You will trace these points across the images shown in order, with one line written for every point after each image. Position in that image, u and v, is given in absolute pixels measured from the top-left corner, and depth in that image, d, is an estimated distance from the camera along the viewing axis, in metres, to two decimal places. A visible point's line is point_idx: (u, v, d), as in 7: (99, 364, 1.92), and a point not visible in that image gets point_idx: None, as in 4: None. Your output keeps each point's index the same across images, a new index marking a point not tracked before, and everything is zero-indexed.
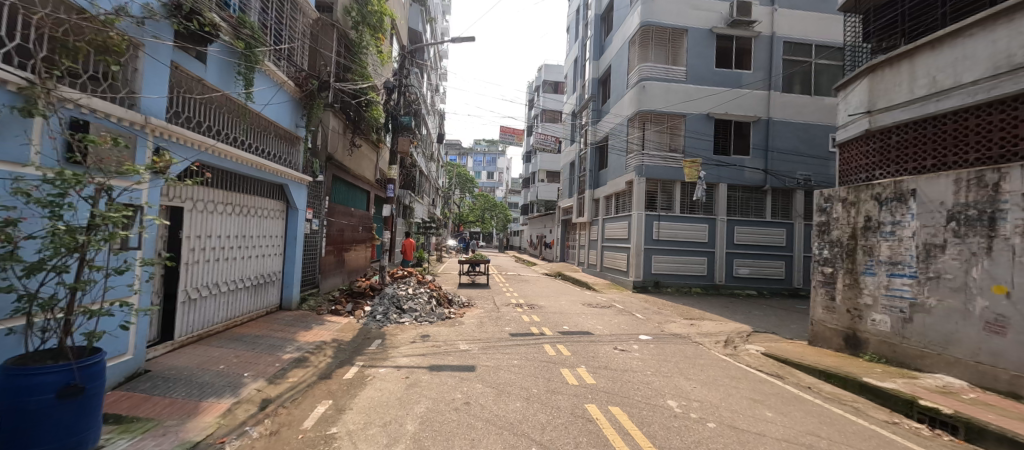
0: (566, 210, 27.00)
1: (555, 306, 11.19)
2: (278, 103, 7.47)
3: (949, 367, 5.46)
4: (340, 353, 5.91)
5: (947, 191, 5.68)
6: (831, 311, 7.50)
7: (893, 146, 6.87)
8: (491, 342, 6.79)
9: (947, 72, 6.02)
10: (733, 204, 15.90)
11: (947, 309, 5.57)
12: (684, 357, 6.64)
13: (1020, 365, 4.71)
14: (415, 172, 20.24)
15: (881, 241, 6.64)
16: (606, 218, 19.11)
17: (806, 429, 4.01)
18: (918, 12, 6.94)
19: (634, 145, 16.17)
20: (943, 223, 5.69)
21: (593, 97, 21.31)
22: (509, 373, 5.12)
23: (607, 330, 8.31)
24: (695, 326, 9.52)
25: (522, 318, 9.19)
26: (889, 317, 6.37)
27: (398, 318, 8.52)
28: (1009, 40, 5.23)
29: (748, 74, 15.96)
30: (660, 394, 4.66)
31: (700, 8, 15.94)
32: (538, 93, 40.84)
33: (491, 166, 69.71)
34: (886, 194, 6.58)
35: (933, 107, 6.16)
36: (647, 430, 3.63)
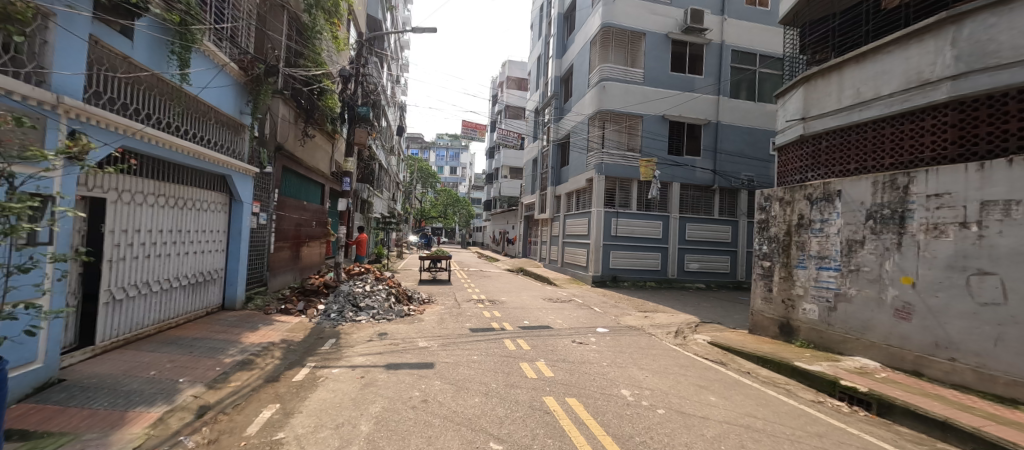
0: (528, 206, 27.18)
1: (517, 301, 11.28)
2: (218, 87, 6.90)
3: (866, 350, 6.09)
4: (290, 354, 5.62)
5: (867, 192, 6.29)
6: (768, 302, 8.10)
7: (823, 151, 7.50)
8: (451, 339, 6.73)
9: (869, 84, 6.65)
10: (685, 202, 16.74)
11: (865, 298, 6.18)
12: (639, 348, 6.92)
13: (922, 346, 5.34)
14: (374, 165, 19.58)
15: (812, 237, 7.24)
16: (566, 215, 19.49)
17: (745, 411, 4.31)
18: (845, 28, 7.64)
19: (594, 143, 16.60)
20: (863, 221, 6.29)
21: (555, 95, 21.53)
22: (468, 369, 5.10)
23: (566, 324, 8.50)
24: (649, 318, 9.96)
25: (483, 313, 9.17)
26: (817, 306, 6.99)
27: (354, 316, 8.23)
28: (921, 59, 5.87)
29: (699, 79, 16.81)
30: (615, 384, 4.83)
31: (657, 13, 16.55)
32: (501, 89, 40.71)
33: (453, 161, 68.58)
34: (816, 194, 7.18)
35: (857, 115, 6.78)
36: (601, 419, 3.75)
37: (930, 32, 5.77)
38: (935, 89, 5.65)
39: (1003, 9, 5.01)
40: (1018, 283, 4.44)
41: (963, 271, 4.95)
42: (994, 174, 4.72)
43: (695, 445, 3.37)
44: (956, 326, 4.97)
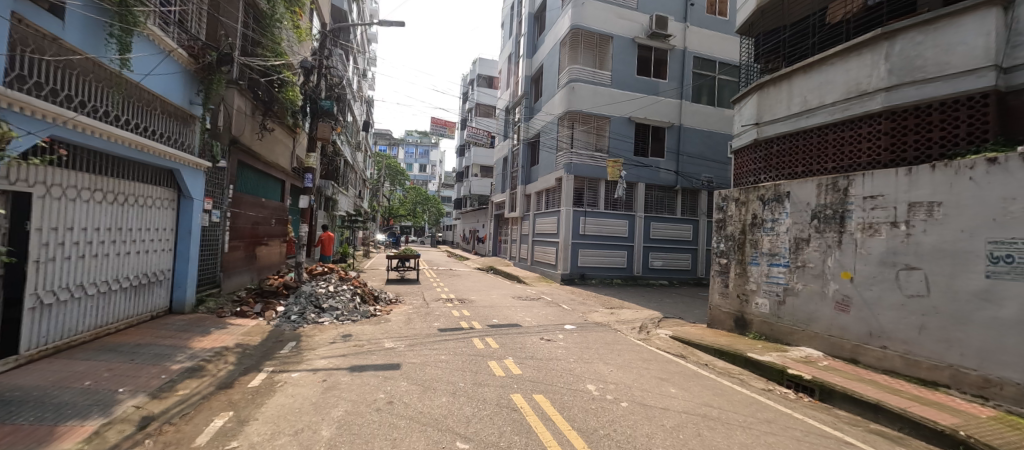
0: (498, 205, 27.15)
1: (486, 299, 11.26)
2: (164, 74, 6.44)
3: (811, 340, 6.54)
4: (245, 359, 5.34)
5: (812, 193, 6.73)
6: (724, 297, 8.51)
7: (775, 155, 7.96)
8: (418, 339, 6.62)
9: (815, 93, 7.12)
10: (649, 202, 17.28)
11: (810, 292, 6.63)
12: (604, 344, 7.10)
13: (859, 336, 5.81)
14: (339, 161, 18.92)
15: (764, 235, 7.67)
16: (536, 214, 19.64)
17: (702, 401, 4.52)
18: (794, 40, 8.18)
19: (563, 143, 16.83)
20: (808, 221, 6.74)
21: (525, 94, 21.60)
22: (436, 369, 5.05)
23: (535, 322, 8.58)
24: (615, 314, 10.23)
25: (452, 312, 9.10)
26: (768, 300, 7.41)
27: (317, 318, 7.94)
28: (859, 71, 6.37)
29: (663, 84, 17.40)
30: (581, 380, 4.94)
31: (624, 18, 16.98)
32: (472, 87, 40.40)
33: (423, 158, 67.36)
34: (768, 195, 7.61)
35: (804, 122, 7.25)
36: (567, 414, 3.82)
37: (867, 46, 6.28)
38: (872, 99, 6.15)
39: (929, 28, 5.54)
40: (939, 277, 4.91)
41: (893, 266, 5.42)
42: (920, 178, 5.19)
43: (656, 436, 3.49)
44: (888, 317, 5.44)
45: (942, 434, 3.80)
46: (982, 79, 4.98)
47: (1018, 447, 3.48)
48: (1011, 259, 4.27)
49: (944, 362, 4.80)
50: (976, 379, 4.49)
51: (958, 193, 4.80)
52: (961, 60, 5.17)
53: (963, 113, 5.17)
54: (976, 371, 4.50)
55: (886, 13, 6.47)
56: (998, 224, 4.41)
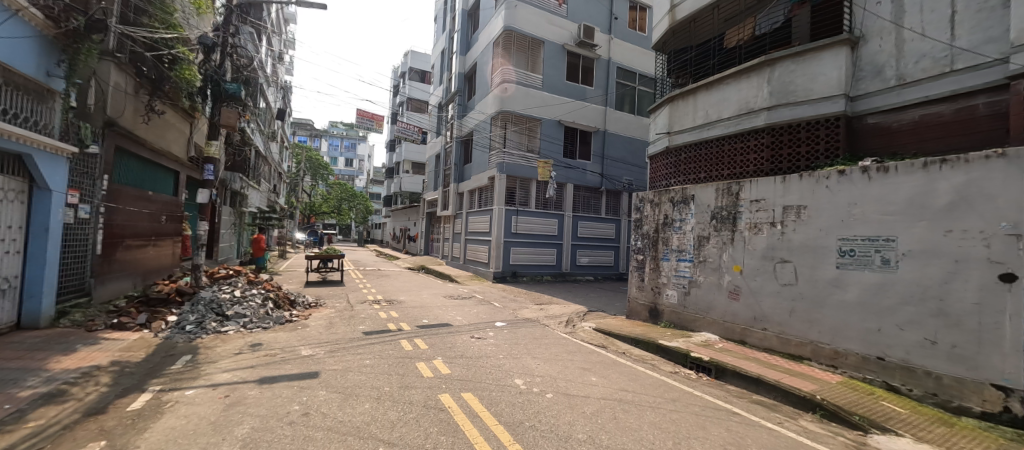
0: (430, 203, 26.47)
1: (416, 300, 10.95)
2: (9, 38, 5.30)
3: (710, 325, 7.34)
4: (123, 378, 4.60)
5: (711, 197, 7.50)
6: (640, 289, 9.08)
7: (683, 161, 8.78)
8: (341, 344, 6.23)
9: (714, 108, 8.00)
10: (577, 202, 18.09)
11: (709, 284, 7.42)
12: (533, 339, 7.30)
13: (746, 320, 6.67)
14: (248, 152, 17.00)
15: (673, 234, 8.30)
16: (469, 212, 19.54)
17: (619, 387, 4.87)
18: (698, 59, 9.16)
19: (496, 142, 16.97)
20: (708, 220, 7.51)
21: (459, 92, 21.28)
22: (359, 374, 4.81)
23: (465, 321, 8.55)
24: (544, 310, 10.59)
25: (379, 314, 8.72)
26: (676, 291, 8.11)
27: (219, 327, 7.09)
28: (749, 91, 7.32)
29: (590, 91, 18.35)
30: (509, 375, 5.04)
31: (555, 24, 17.58)
32: (403, 80, 38.92)
33: (349, 152, 63.23)
34: (677, 198, 8.23)
35: (707, 133, 8.10)
36: (494, 410, 3.87)
37: (754, 70, 7.25)
38: (758, 116, 7.11)
39: (799, 59, 6.59)
40: (805, 269, 5.87)
41: (772, 260, 6.32)
42: (791, 185, 6.13)
43: (577, 422, 3.69)
44: (768, 303, 6.35)
45: (805, 399, 4.57)
46: (837, 105, 6.09)
47: (856, 405, 4.35)
48: (855, 252, 5.28)
49: (807, 339, 5.78)
50: (829, 351, 5.49)
51: (817, 199, 5.76)
52: (822, 88, 6.27)
53: (824, 132, 6.27)
54: (829, 344, 5.50)
55: (768, 43, 7.56)
56: (846, 224, 5.42)
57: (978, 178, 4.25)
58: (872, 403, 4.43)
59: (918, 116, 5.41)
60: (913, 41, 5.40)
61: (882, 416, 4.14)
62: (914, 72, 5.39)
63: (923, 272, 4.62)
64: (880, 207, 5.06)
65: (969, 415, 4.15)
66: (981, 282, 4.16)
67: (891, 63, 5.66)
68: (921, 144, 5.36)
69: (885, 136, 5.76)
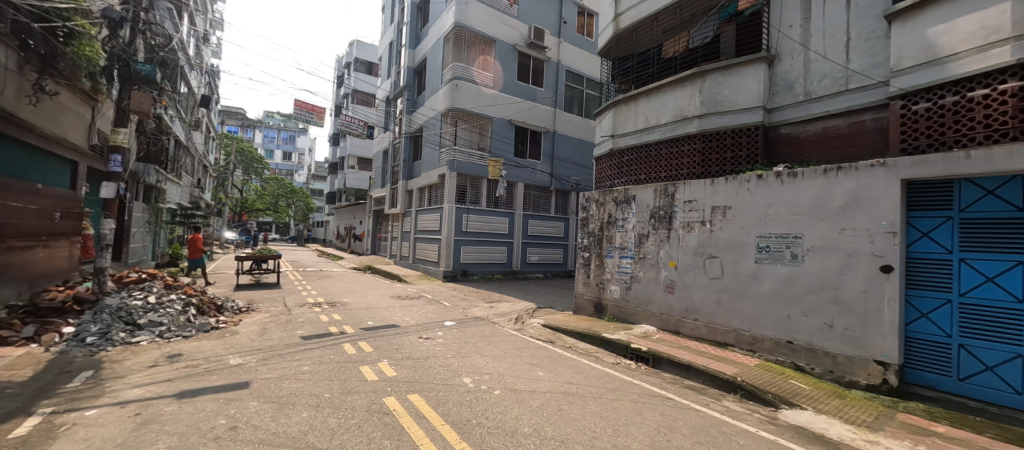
0: (377, 200, 25.48)
1: (361, 301, 10.50)
2: None
3: (649, 318, 7.77)
4: (4, 401, 3.97)
5: (650, 197, 7.91)
6: (586, 285, 9.29)
7: (626, 163, 9.20)
8: (276, 351, 5.83)
9: (653, 114, 8.48)
10: (527, 201, 18.32)
11: (648, 279, 7.84)
12: (482, 337, 7.31)
13: (680, 311, 7.17)
14: (166, 142, 15.28)
15: (616, 232, 8.61)
16: (418, 210, 19.08)
17: (565, 380, 5.03)
18: (639, 67, 9.68)
19: (446, 139, 16.71)
20: (647, 219, 7.93)
21: (407, 86, 20.65)
22: (296, 382, 4.53)
23: (414, 321, 8.36)
24: (494, 308, 10.63)
25: (321, 318, 8.27)
26: (619, 286, 8.46)
27: (129, 337, 6.34)
28: (683, 99, 7.86)
29: (540, 92, 18.66)
30: (458, 374, 5.01)
31: (506, 24, 17.65)
32: (348, 71, 37.10)
33: (287, 144, 58.92)
34: (619, 197, 8.58)
35: (647, 137, 8.56)
36: (442, 410, 3.84)
37: (687, 80, 7.79)
38: (690, 123, 7.65)
39: (726, 72, 7.20)
40: (729, 264, 6.43)
41: (702, 256, 6.84)
42: (719, 187, 6.66)
43: (523, 417, 3.77)
44: (698, 296, 6.87)
45: (728, 382, 5.03)
46: (756, 115, 6.77)
47: (771, 384, 4.87)
48: (770, 247, 5.90)
49: (730, 327, 6.35)
50: (748, 337, 6.08)
51: (740, 200, 6.33)
52: (745, 99, 6.93)
53: (745, 140, 6.93)
54: (749, 331, 6.09)
55: (700, 56, 8.17)
56: (763, 222, 6.03)
57: (866, 183, 4.98)
58: (783, 382, 4.98)
59: (821, 128, 6.23)
60: (817, 63, 6.21)
61: (791, 393, 4.68)
62: (818, 89, 6.19)
63: (823, 265, 5.31)
64: (791, 208, 5.70)
65: (857, 387, 4.89)
66: (867, 273, 4.90)
67: (800, 80, 6.42)
68: (823, 154, 6.17)
69: (795, 145, 6.51)
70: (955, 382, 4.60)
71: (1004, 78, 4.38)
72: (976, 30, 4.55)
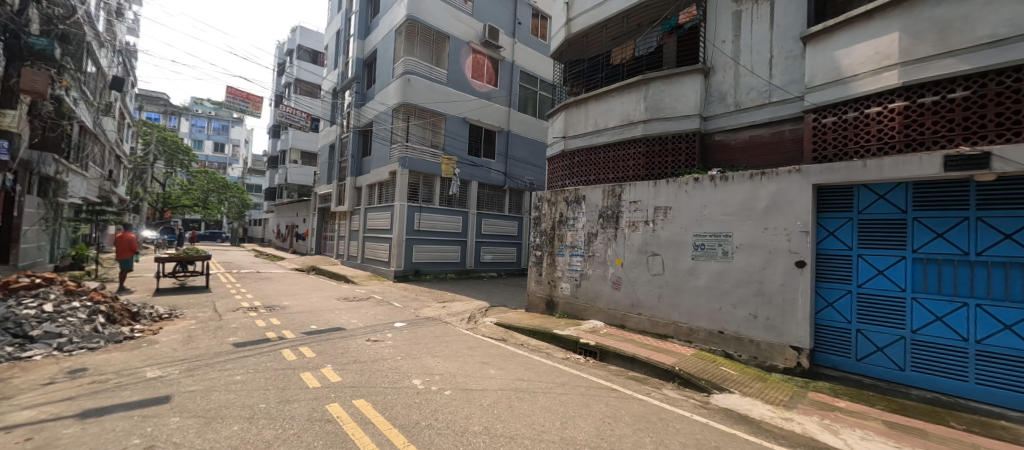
0: (322, 197, 24.21)
1: (303, 304, 9.94)
2: None
3: (597, 313, 8.07)
4: None
5: (599, 197, 8.21)
6: (538, 283, 9.43)
7: (577, 164, 9.46)
8: (204, 360, 5.39)
9: (602, 117, 8.80)
10: (481, 200, 18.29)
11: (596, 276, 8.14)
12: (433, 338, 7.21)
13: (626, 306, 7.53)
14: (68, 128, 13.46)
15: (567, 231, 8.83)
16: (367, 208, 18.39)
17: (516, 377, 5.11)
18: (590, 71, 10.04)
19: (398, 136, 16.22)
20: (595, 219, 8.22)
21: (356, 78, 19.79)
22: (227, 393, 4.22)
23: (361, 323, 8.07)
24: (447, 307, 10.53)
25: (257, 323, 7.73)
26: (569, 283, 8.69)
27: (19, 351, 5.55)
28: (630, 104, 8.24)
29: (495, 91, 18.71)
30: (407, 376, 4.92)
31: (460, 20, 17.47)
32: (291, 59, 34.86)
33: (219, 135, 54.16)
34: (569, 197, 8.81)
35: (597, 139, 8.86)
36: (389, 414, 3.76)
37: (633, 86, 8.18)
38: (636, 128, 8.05)
39: (668, 81, 7.66)
40: (670, 261, 6.85)
41: (646, 254, 7.23)
42: (661, 189, 7.07)
43: (473, 415, 3.79)
44: (642, 291, 7.26)
45: (667, 371, 5.37)
46: (694, 122, 7.27)
47: (704, 372, 5.27)
48: (704, 245, 6.36)
49: (670, 320, 6.77)
50: (686, 329, 6.52)
51: (679, 201, 6.77)
52: (684, 107, 7.41)
53: (684, 145, 7.43)
54: (686, 323, 6.54)
55: (645, 64, 8.64)
56: (699, 222, 6.49)
57: (785, 187, 5.55)
58: (715, 369, 5.41)
59: (748, 136, 6.83)
60: (746, 77, 6.79)
61: (721, 379, 5.10)
62: (746, 101, 6.78)
63: (749, 261, 5.84)
64: (723, 209, 6.19)
65: (776, 370, 5.45)
66: (785, 268, 5.47)
67: (731, 92, 6.99)
68: (750, 160, 6.76)
69: (726, 151, 7.08)
70: (854, 362, 5.26)
71: (893, 98, 5.09)
72: (872, 55, 5.23)
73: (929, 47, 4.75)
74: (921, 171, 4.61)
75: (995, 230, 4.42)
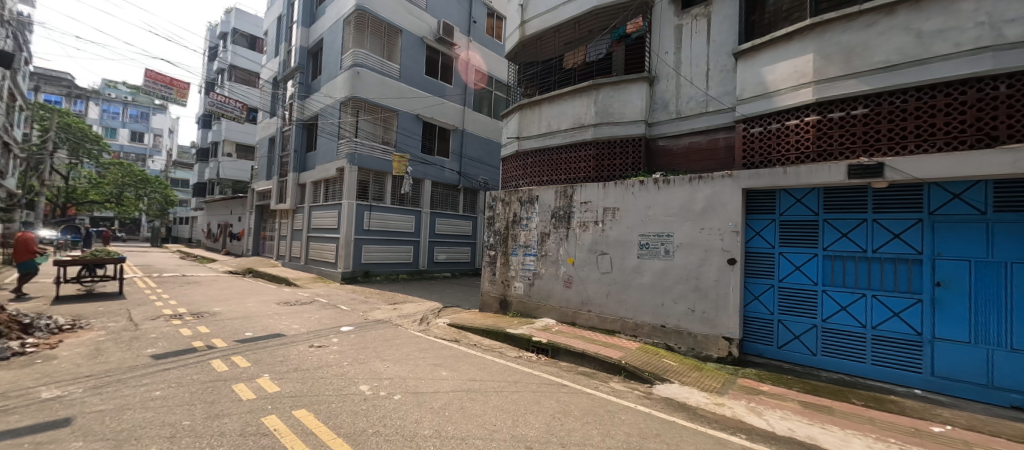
0: (261, 194, 22.58)
1: (237, 310, 9.20)
2: None
3: (549, 312, 8.20)
4: None
5: (551, 198, 8.34)
6: (491, 283, 9.41)
7: (531, 165, 9.55)
8: (118, 375, 4.84)
9: (556, 119, 8.97)
10: (434, 199, 17.98)
11: (549, 275, 8.28)
12: (383, 341, 6.98)
13: (577, 304, 7.74)
14: None
15: (520, 231, 8.89)
16: (312, 206, 17.40)
17: (468, 378, 5.08)
18: (543, 74, 10.20)
19: (346, 131, 15.48)
20: (548, 218, 8.35)
21: (299, 68, 18.61)
22: (145, 411, 3.82)
23: (304, 329, 7.62)
24: (398, 309, 10.23)
25: (182, 332, 7.05)
26: (523, 282, 8.76)
27: None
28: (582, 108, 8.46)
29: (449, 88, 18.47)
30: (354, 382, 4.73)
31: (413, 14, 17.03)
32: (224, 44, 32.12)
33: (136, 123, 48.58)
34: (523, 198, 8.87)
35: (551, 140, 9.01)
36: (334, 423, 3.60)
37: (583, 91, 8.43)
38: (587, 131, 8.30)
39: (616, 87, 7.97)
40: (617, 259, 7.14)
41: (596, 253, 7.48)
42: (610, 191, 7.34)
43: (424, 419, 3.73)
44: (592, 288, 7.50)
45: (614, 365, 5.60)
46: (640, 128, 7.65)
47: (648, 364, 5.56)
48: (649, 244, 6.70)
49: (618, 316, 7.06)
50: (632, 324, 6.84)
51: (627, 203, 7.08)
52: (631, 113, 7.76)
53: (631, 149, 7.78)
54: (632, 319, 6.85)
55: (595, 70, 8.91)
56: (643, 223, 6.83)
57: (719, 190, 5.99)
58: (657, 361, 5.73)
59: (688, 143, 7.27)
60: (686, 87, 7.25)
61: (663, 370, 5.40)
62: (686, 109, 7.23)
63: (688, 259, 6.23)
64: (665, 210, 6.56)
65: (711, 360, 5.87)
66: (718, 265, 5.92)
67: (673, 100, 7.42)
68: (689, 165, 7.21)
69: (669, 156, 7.50)
70: (776, 349, 5.79)
71: (808, 112, 5.67)
72: (791, 73, 5.79)
73: (836, 68, 5.37)
74: (830, 178, 5.18)
75: (886, 230, 5.09)
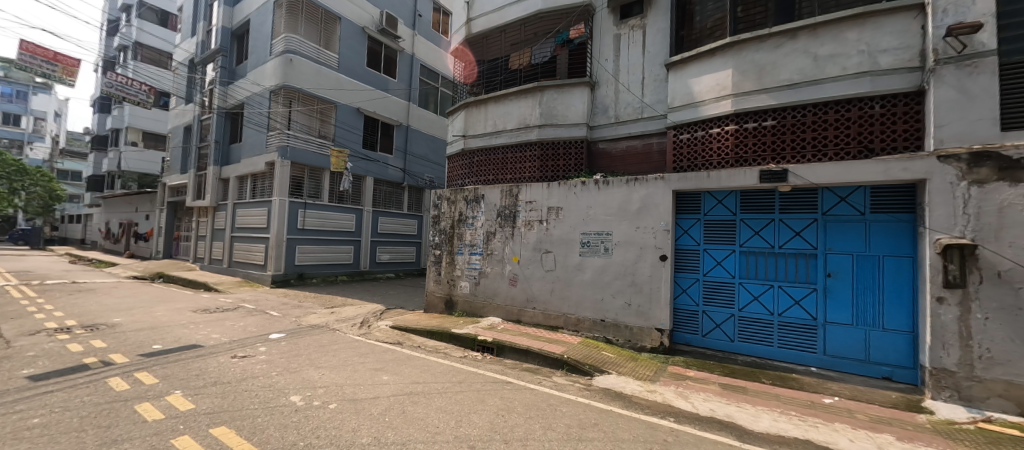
0: (175, 190, 20.23)
1: (143, 320, 8.16)
2: None
3: (495, 310, 8.23)
4: None
5: (497, 197, 8.36)
6: (436, 283, 9.23)
7: (478, 164, 9.50)
8: None
9: (502, 119, 9.00)
10: (377, 197, 17.26)
11: (495, 273, 8.30)
12: (318, 348, 6.58)
13: (522, 301, 7.84)
14: None
15: (466, 230, 8.81)
16: (237, 203, 15.93)
17: (410, 381, 4.95)
18: (489, 73, 10.19)
19: (277, 122, 14.33)
20: (494, 218, 8.36)
21: (221, 51, 16.91)
22: (19, 443, 3.25)
23: (226, 338, 6.95)
24: (335, 313, 9.70)
25: (70, 348, 6.11)
26: (468, 282, 8.70)
27: None
28: (527, 109, 8.57)
29: (392, 83, 17.86)
30: (283, 393, 4.41)
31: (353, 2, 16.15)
32: (128, 18, 28.27)
33: (8, 103, 41.13)
34: (469, 197, 8.80)
35: (498, 139, 9.01)
36: (259, 438, 3.33)
37: (529, 92, 8.55)
38: (531, 131, 8.43)
39: (560, 90, 8.19)
40: (561, 257, 7.34)
41: (540, 251, 7.64)
42: (553, 190, 7.52)
43: (362, 426, 3.58)
44: (536, 286, 7.65)
45: (557, 360, 5.76)
46: (582, 131, 7.95)
47: (588, 357, 5.79)
48: (589, 243, 6.97)
49: (561, 312, 7.27)
50: (574, 320, 7.08)
51: (569, 202, 7.29)
52: (574, 116, 8.02)
53: (574, 151, 8.05)
54: (574, 315, 7.09)
55: (540, 72, 9.02)
56: (584, 222, 7.08)
57: (652, 192, 6.39)
58: (596, 354, 5.98)
59: (626, 146, 7.66)
60: (623, 93, 7.63)
61: (601, 362, 5.66)
62: (624, 114, 7.60)
63: (625, 256, 6.58)
64: (604, 210, 6.85)
65: (644, 350, 6.26)
66: (651, 262, 6.32)
67: (612, 105, 7.77)
68: (627, 167, 7.60)
69: (608, 158, 7.85)
70: (700, 338, 6.30)
71: (728, 122, 6.22)
72: (714, 85, 6.31)
73: (751, 83, 5.95)
74: (745, 182, 5.73)
75: (790, 228, 5.76)
